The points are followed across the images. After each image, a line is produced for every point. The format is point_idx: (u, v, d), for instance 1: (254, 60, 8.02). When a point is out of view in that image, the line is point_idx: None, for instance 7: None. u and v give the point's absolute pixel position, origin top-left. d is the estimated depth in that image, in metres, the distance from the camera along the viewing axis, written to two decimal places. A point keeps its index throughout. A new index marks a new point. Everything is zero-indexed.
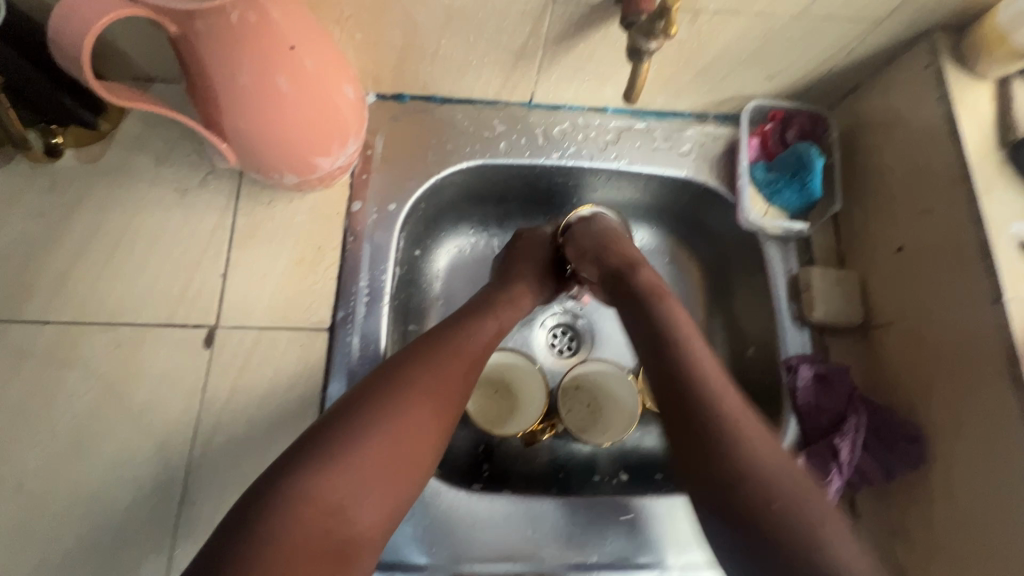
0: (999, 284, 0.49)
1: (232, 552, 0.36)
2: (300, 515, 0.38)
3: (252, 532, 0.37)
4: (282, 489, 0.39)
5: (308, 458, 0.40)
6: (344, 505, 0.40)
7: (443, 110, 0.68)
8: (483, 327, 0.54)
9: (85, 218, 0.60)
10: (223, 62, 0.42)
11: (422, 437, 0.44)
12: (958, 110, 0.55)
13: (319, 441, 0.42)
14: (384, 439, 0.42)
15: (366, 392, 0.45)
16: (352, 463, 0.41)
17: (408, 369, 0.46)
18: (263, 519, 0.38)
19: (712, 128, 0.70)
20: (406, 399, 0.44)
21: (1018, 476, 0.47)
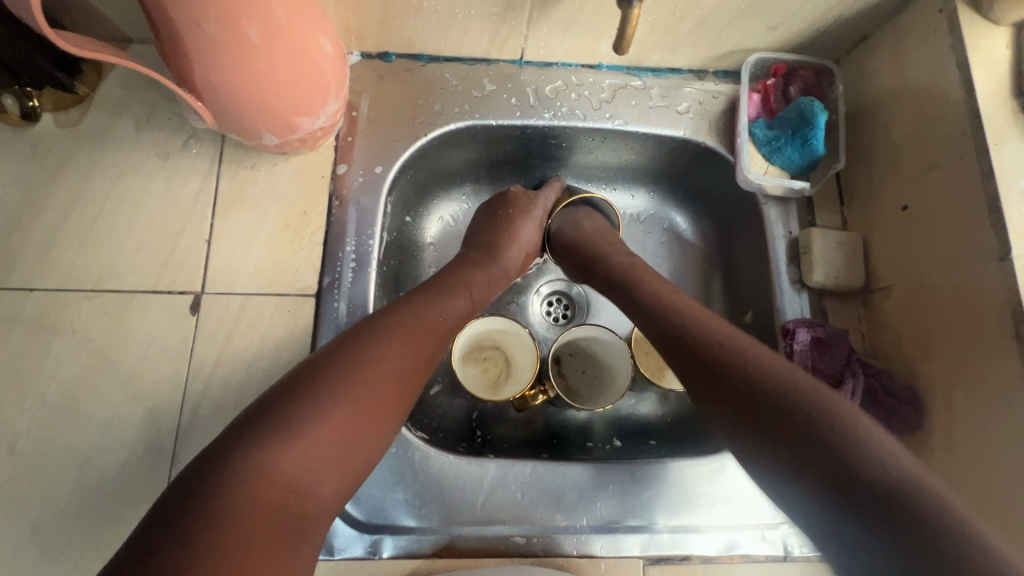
0: (1006, 240, 0.47)
1: (182, 527, 0.33)
2: (258, 493, 0.36)
3: (201, 508, 0.34)
4: (236, 463, 0.36)
5: (260, 430, 0.38)
6: (304, 483, 0.38)
7: (429, 70, 0.66)
8: (454, 300, 0.53)
9: (67, 184, 0.59)
10: (188, 10, 0.41)
11: (383, 412, 0.43)
12: (970, 57, 0.52)
13: (273, 411, 0.39)
14: (345, 414, 0.41)
15: (324, 363, 0.43)
16: (312, 437, 0.39)
17: (372, 341, 0.45)
18: (218, 495, 0.35)
19: (711, 85, 0.67)
20: (369, 373, 0.43)
21: (1020, 439, 0.45)
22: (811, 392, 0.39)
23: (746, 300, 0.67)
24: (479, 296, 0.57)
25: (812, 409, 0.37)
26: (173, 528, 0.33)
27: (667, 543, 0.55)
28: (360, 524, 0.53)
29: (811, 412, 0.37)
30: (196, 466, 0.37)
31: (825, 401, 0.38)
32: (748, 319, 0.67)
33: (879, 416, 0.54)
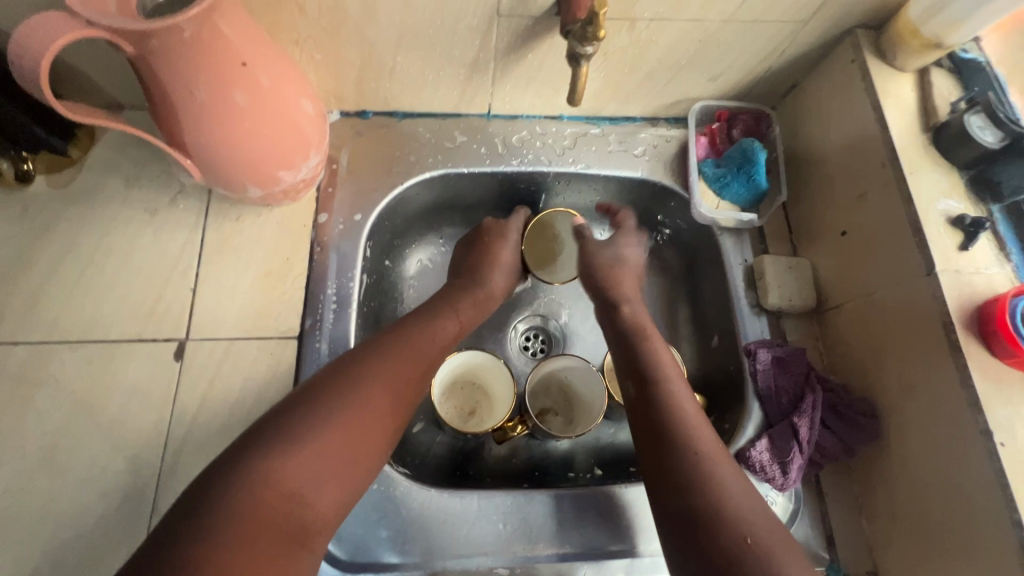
0: (930, 257, 0.52)
1: (186, 531, 0.36)
2: (257, 499, 0.38)
3: (204, 515, 0.37)
4: (235, 475, 0.39)
5: (259, 445, 0.41)
6: (302, 489, 0.40)
7: (405, 125, 0.71)
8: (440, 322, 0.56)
9: (57, 241, 0.61)
10: (180, 78, 0.45)
11: (374, 427, 0.46)
12: (882, 99, 0.58)
13: (274, 426, 0.42)
14: (336, 427, 0.43)
15: (319, 384, 0.46)
16: (306, 448, 0.41)
17: (365, 361, 0.48)
18: (221, 503, 0.38)
19: (664, 130, 0.73)
20: (359, 389, 0.46)
21: (960, 440, 0.48)
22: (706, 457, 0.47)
23: (711, 325, 0.71)
24: (467, 318, 0.60)
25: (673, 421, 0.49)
26: (184, 529, 0.36)
27: (649, 566, 0.56)
28: (343, 563, 0.53)
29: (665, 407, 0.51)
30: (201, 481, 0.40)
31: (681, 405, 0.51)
32: (714, 343, 0.70)
33: (841, 429, 0.57)
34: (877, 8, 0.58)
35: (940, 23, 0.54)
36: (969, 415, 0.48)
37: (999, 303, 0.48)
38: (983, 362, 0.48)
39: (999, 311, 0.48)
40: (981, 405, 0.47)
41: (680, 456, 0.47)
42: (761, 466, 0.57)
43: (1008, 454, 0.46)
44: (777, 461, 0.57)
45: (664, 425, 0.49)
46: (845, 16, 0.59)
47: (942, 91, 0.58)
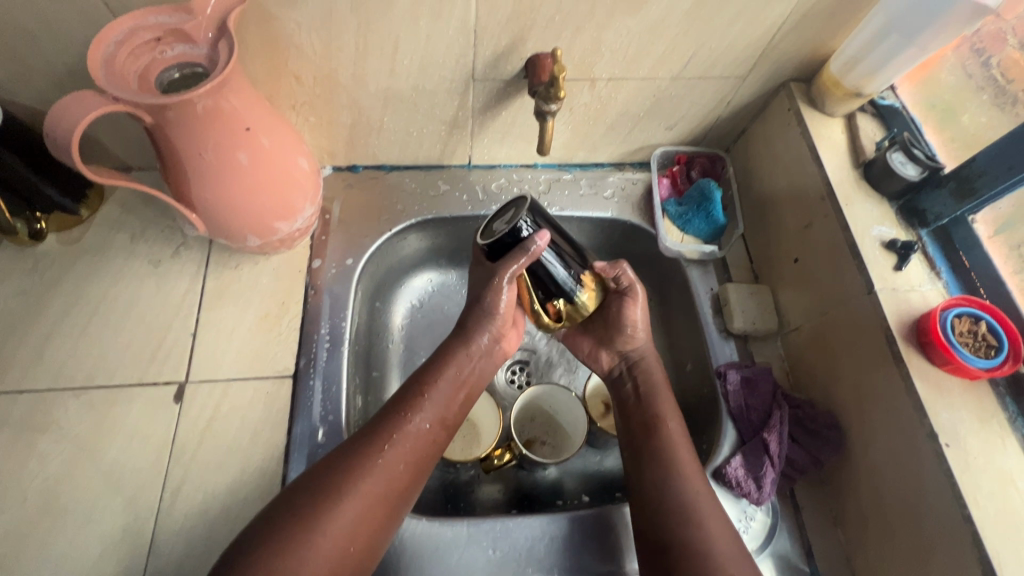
0: (869, 277, 0.58)
1: (271, 559, 0.44)
2: (327, 542, 0.46)
3: (287, 546, 0.45)
4: (310, 513, 0.47)
5: (327, 484, 0.49)
6: (358, 532, 0.48)
7: (393, 177, 0.77)
8: (463, 349, 0.60)
9: (64, 293, 0.65)
10: (190, 143, 0.50)
11: (410, 476, 0.53)
12: (817, 141, 0.66)
13: (341, 467, 0.50)
14: (386, 478, 0.51)
15: (375, 428, 0.54)
16: (364, 494, 0.49)
17: (411, 407, 0.55)
18: (301, 537, 0.46)
19: (630, 174, 0.80)
20: (403, 437, 0.53)
21: (911, 444, 0.52)
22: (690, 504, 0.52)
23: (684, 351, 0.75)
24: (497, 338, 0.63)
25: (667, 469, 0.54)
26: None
27: None
28: None
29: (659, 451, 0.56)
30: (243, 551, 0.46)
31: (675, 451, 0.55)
32: (689, 368, 0.74)
33: (808, 442, 0.61)
34: (804, 64, 0.67)
35: (857, 75, 0.62)
36: (915, 419, 0.52)
37: (931, 315, 0.53)
38: (924, 369, 0.53)
39: (931, 322, 0.53)
40: (925, 409, 0.51)
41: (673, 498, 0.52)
42: (737, 481, 0.59)
43: (953, 453, 0.50)
44: (751, 476, 0.59)
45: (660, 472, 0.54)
46: (778, 71, 0.67)
47: (868, 133, 0.66)
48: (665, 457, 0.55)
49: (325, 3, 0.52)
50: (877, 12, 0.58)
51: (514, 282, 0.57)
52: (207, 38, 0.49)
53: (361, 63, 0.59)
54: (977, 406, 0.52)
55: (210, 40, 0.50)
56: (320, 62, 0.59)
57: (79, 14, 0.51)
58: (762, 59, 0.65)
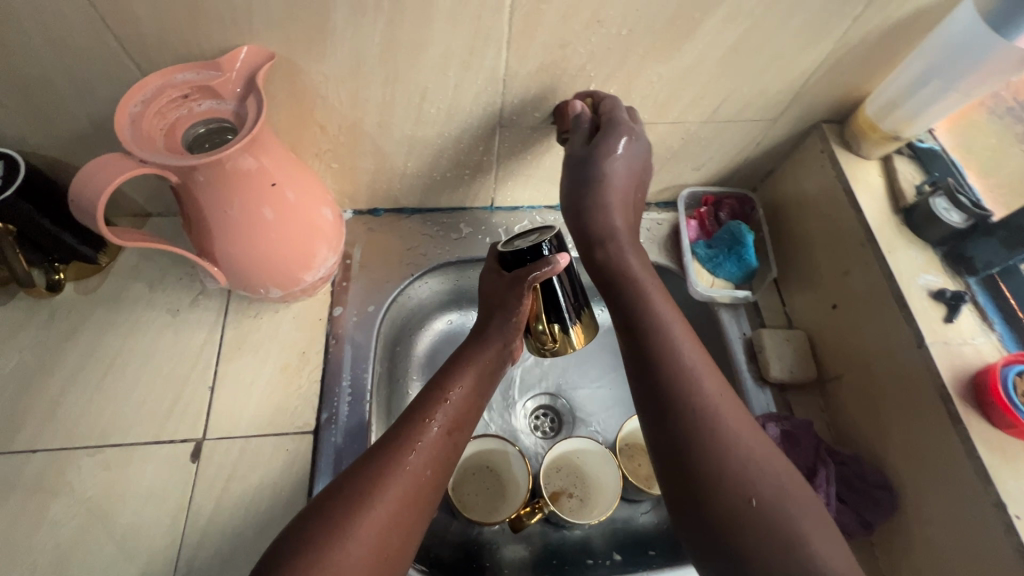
0: (918, 330, 0.55)
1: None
2: (355, 551, 0.43)
3: (312, 562, 0.41)
4: (333, 523, 0.44)
5: (346, 492, 0.46)
6: (388, 541, 0.45)
7: (414, 220, 0.76)
8: (484, 354, 0.57)
9: (80, 346, 0.63)
10: (216, 200, 0.49)
11: (435, 479, 0.50)
12: (853, 185, 0.64)
13: (361, 474, 0.47)
14: (409, 480, 0.48)
15: (392, 433, 0.50)
16: (388, 498, 0.46)
17: (429, 409, 0.52)
18: (325, 550, 0.42)
19: (655, 214, 0.78)
20: (423, 437, 0.50)
21: (975, 512, 0.49)
22: (750, 493, 0.42)
23: None
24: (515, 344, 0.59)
25: (703, 451, 0.44)
26: None
27: None
28: None
29: (689, 432, 0.45)
30: (264, 565, 0.42)
31: (711, 435, 0.45)
32: None
33: (857, 503, 0.57)
34: (838, 106, 0.65)
35: (895, 120, 0.61)
36: (979, 485, 0.49)
37: (991, 373, 0.51)
38: (984, 432, 0.50)
39: (991, 380, 0.50)
40: (990, 476, 0.48)
41: (721, 487, 0.43)
42: None
43: None
44: None
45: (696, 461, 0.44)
46: (810, 113, 0.66)
47: (906, 176, 0.64)
48: (715, 437, 0.45)
49: (354, 57, 0.51)
50: (915, 56, 0.57)
51: (531, 291, 0.56)
52: (235, 93, 0.49)
53: (388, 113, 0.58)
54: None
55: (239, 96, 0.49)
56: (346, 112, 0.57)
57: (105, 71, 0.50)
58: (795, 102, 0.63)
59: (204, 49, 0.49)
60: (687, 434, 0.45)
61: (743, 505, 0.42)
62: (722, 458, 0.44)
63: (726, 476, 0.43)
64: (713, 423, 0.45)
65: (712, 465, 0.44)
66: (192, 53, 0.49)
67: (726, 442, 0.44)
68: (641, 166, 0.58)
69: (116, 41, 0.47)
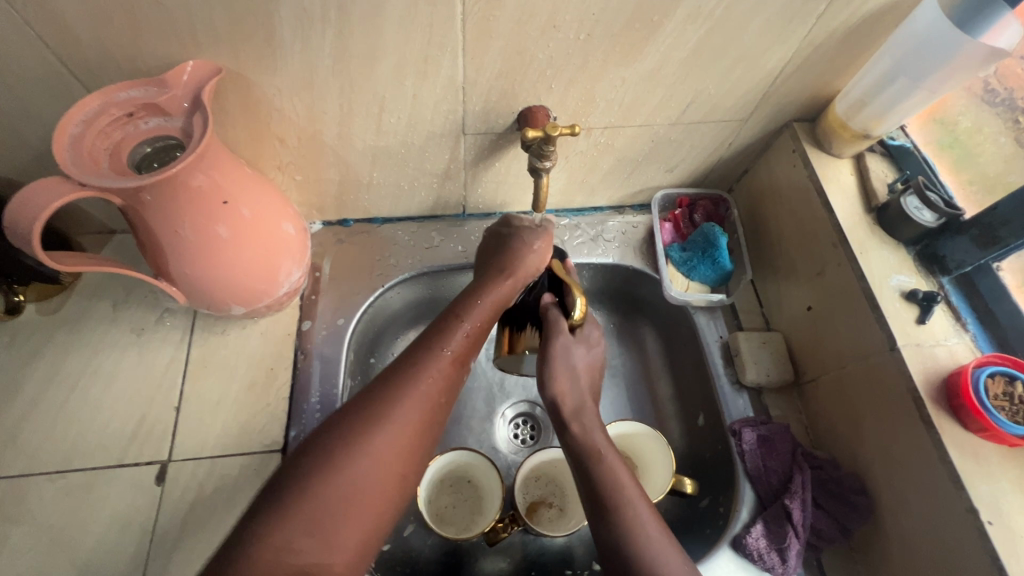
0: (890, 333, 0.54)
1: (287, 514, 0.39)
2: (348, 491, 0.40)
3: (287, 499, 0.39)
4: (315, 466, 0.41)
5: (343, 425, 0.43)
6: (380, 479, 0.42)
7: (384, 230, 0.74)
8: (501, 283, 0.54)
9: (42, 368, 0.62)
10: (166, 221, 0.48)
11: (443, 409, 0.47)
12: (825, 184, 0.63)
13: (361, 405, 0.44)
14: (414, 414, 0.45)
15: (403, 360, 0.47)
16: (392, 430, 0.43)
17: (443, 337, 0.49)
18: (321, 481, 0.40)
19: (631, 217, 0.77)
20: (434, 363, 0.47)
21: (948, 519, 0.48)
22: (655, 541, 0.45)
23: (693, 403, 0.70)
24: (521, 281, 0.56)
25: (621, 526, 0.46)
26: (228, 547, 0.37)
27: None
28: None
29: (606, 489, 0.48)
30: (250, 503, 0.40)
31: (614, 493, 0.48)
32: (701, 423, 0.69)
33: (834, 508, 0.56)
34: (808, 105, 0.64)
35: (864, 118, 0.60)
36: (950, 490, 0.48)
37: (962, 376, 0.50)
38: (958, 437, 0.49)
39: (963, 383, 0.49)
40: (962, 481, 0.48)
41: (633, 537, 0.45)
42: (760, 555, 0.55)
43: (997, 532, 0.46)
44: (774, 548, 0.55)
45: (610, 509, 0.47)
46: (781, 112, 0.65)
47: (879, 174, 0.64)
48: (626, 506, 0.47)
49: (306, 68, 0.50)
50: (883, 53, 0.56)
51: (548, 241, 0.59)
52: (182, 109, 0.47)
53: (346, 124, 0.57)
54: (1019, 476, 0.48)
55: (186, 111, 0.47)
56: (304, 124, 0.56)
57: (50, 90, 0.49)
58: (764, 101, 0.62)
59: (150, 65, 0.47)
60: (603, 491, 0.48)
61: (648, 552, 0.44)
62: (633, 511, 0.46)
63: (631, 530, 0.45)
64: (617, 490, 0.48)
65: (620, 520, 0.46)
66: (138, 69, 0.48)
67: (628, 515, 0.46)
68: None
69: (55, 59, 0.46)
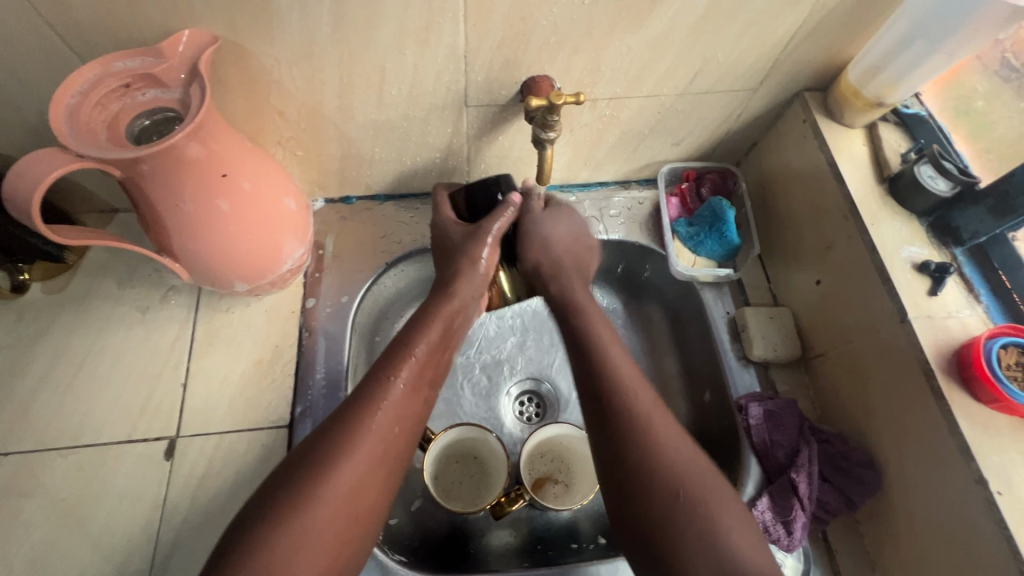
0: (901, 305, 0.53)
1: (266, 541, 0.40)
2: (326, 515, 0.42)
3: (279, 517, 0.41)
4: (299, 481, 0.42)
5: (310, 461, 0.43)
6: (364, 487, 0.44)
7: (387, 207, 0.74)
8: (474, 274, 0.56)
9: (49, 346, 0.62)
10: (166, 193, 0.48)
11: (401, 438, 0.48)
12: (836, 155, 0.61)
13: (325, 437, 0.45)
14: (382, 434, 0.46)
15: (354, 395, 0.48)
16: (356, 462, 0.44)
17: (392, 366, 0.49)
18: (289, 521, 0.41)
19: (636, 192, 0.76)
20: (392, 392, 0.48)
21: (956, 490, 0.48)
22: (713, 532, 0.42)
23: (700, 379, 0.70)
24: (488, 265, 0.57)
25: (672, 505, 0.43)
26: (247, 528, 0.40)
27: None
28: None
29: (650, 464, 0.45)
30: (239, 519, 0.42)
31: (664, 467, 0.45)
32: (707, 398, 0.68)
33: (842, 482, 0.56)
34: (819, 73, 0.62)
35: (878, 85, 0.58)
36: (960, 461, 0.48)
37: (975, 346, 0.49)
38: (968, 407, 0.49)
39: (974, 353, 0.49)
40: (971, 451, 0.47)
41: (698, 520, 0.42)
42: (766, 527, 0.55)
43: (1007, 502, 0.45)
44: (781, 521, 0.55)
45: (656, 483, 0.44)
46: (792, 81, 0.63)
47: (891, 144, 0.62)
48: (675, 479, 0.44)
49: (304, 37, 0.49)
50: (897, 17, 0.54)
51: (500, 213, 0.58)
52: (180, 80, 0.46)
53: (346, 96, 0.56)
54: None
55: (183, 83, 0.47)
56: (304, 97, 0.55)
57: (45, 62, 0.48)
58: (774, 70, 0.60)
59: (144, 33, 0.46)
60: (646, 463, 0.45)
61: (710, 530, 0.42)
62: (692, 489, 0.44)
63: (695, 513, 0.43)
64: (669, 465, 0.45)
65: (667, 500, 0.43)
66: (132, 38, 0.47)
67: (687, 495, 0.43)
68: (587, 244, 0.63)
69: (50, 29, 0.45)
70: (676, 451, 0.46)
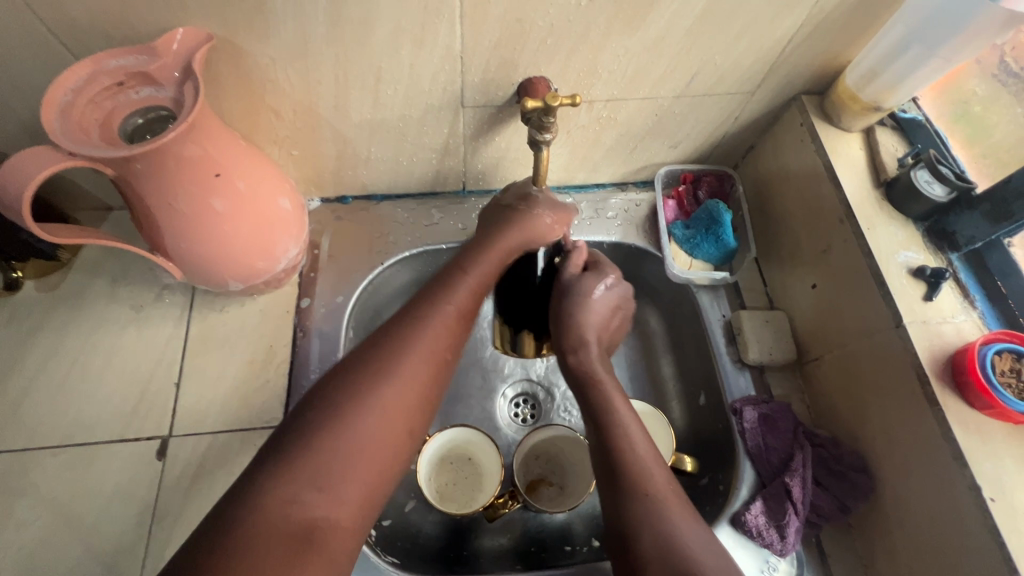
0: (896, 310, 0.53)
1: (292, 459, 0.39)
2: (373, 419, 0.42)
3: (332, 426, 0.41)
4: (352, 387, 0.43)
5: (350, 381, 0.44)
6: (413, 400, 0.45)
7: (383, 207, 0.73)
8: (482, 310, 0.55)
9: (41, 343, 0.62)
10: (159, 193, 0.47)
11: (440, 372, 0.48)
12: (833, 159, 0.61)
13: (376, 351, 0.46)
14: (432, 352, 0.47)
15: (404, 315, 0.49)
16: (406, 380, 0.44)
17: (435, 303, 0.50)
18: (339, 426, 0.41)
19: (633, 194, 0.75)
20: (436, 316, 0.49)
21: (949, 496, 0.48)
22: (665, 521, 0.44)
23: (695, 382, 0.70)
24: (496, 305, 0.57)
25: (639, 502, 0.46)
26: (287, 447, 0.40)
27: None
28: None
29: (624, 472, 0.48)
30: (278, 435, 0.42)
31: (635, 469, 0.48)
32: (702, 402, 0.68)
33: (835, 487, 0.56)
34: (817, 76, 0.62)
35: (876, 89, 0.58)
36: (952, 467, 0.48)
37: (969, 352, 0.49)
38: (961, 413, 0.49)
39: (968, 359, 0.49)
40: (964, 457, 0.47)
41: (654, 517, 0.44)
42: (758, 532, 0.55)
43: (999, 508, 0.45)
44: (773, 526, 0.55)
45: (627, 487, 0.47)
46: (790, 84, 0.63)
47: (887, 148, 0.62)
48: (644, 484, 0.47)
49: (299, 36, 0.49)
50: (895, 21, 0.54)
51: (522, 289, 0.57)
52: (173, 78, 0.46)
53: (342, 95, 0.56)
54: (1022, 452, 0.48)
55: (177, 81, 0.46)
56: (299, 95, 0.55)
57: (38, 59, 0.48)
58: (772, 73, 0.60)
59: (138, 31, 0.46)
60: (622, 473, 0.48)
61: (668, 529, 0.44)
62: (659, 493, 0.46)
63: (655, 511, 0.45)
64: (641, 468, 0.48)
65: (639, 501, 0.46)
66: (125, 36, 0.47)
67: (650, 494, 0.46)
68: (620, 307, 0.62)
69: (43, 26, 0.45)
70: (653, 465, 0.49)
